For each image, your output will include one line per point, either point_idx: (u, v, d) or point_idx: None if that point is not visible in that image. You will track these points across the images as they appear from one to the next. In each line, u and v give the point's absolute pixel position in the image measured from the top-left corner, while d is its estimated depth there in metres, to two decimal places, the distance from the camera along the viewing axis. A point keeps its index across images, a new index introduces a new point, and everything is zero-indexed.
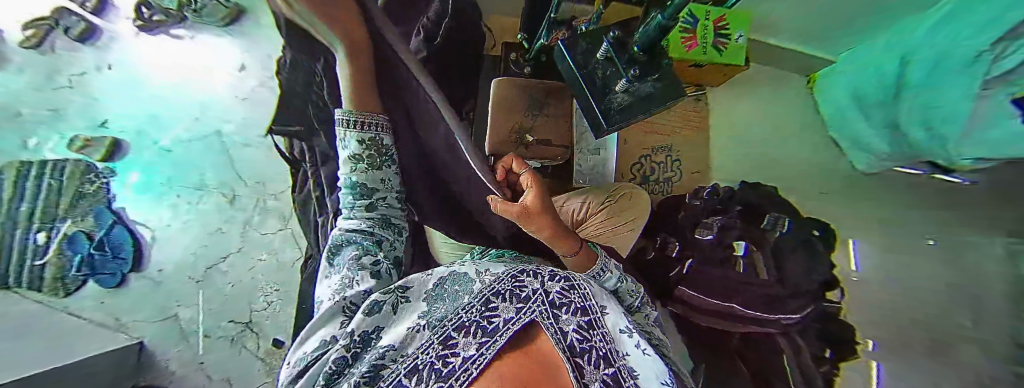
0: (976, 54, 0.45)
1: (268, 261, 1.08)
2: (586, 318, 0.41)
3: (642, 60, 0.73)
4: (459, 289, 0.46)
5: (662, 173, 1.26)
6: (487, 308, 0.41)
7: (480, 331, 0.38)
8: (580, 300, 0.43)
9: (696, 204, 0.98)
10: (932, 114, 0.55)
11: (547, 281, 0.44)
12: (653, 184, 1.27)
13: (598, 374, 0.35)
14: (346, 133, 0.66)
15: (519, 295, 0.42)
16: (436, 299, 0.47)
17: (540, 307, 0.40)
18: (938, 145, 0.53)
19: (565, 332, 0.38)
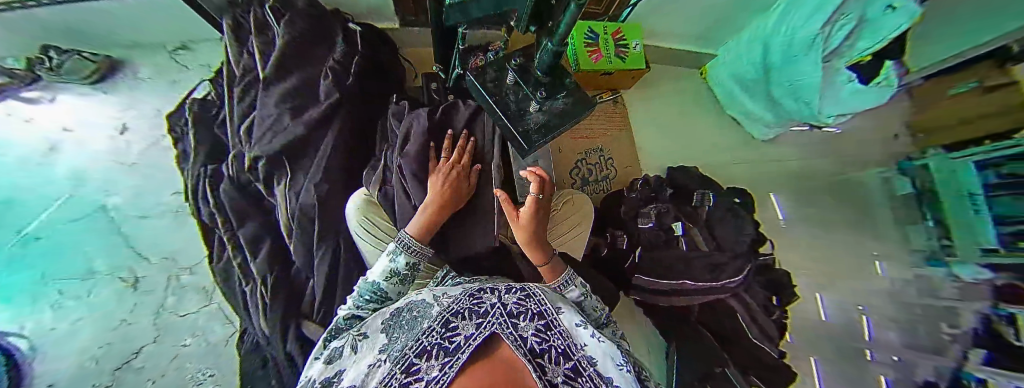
0: (811, 38, 0.64)
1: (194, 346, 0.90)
2: (545, 321, 0.30)
3: (547, 82, 0.59)
4: (420, 317, 0.31)
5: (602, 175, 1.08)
6: (445, 330, 0.26)
7: (441, 352, 0.23)
8: (539, 306, 0.32)
9: (631, 196, 0.90)
10: (794, 84, 0.74)
11: (506, 293, 0.32)
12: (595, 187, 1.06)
13: (559, 372, 0.24)
14: (394, 245, 0.48)
15: (478, 310, 0.29)
16: (396, 329, 0.31)
17: (500, 311, 0.29)
18: (789, 116, 0.83)
19: (526, 338, 0.26)
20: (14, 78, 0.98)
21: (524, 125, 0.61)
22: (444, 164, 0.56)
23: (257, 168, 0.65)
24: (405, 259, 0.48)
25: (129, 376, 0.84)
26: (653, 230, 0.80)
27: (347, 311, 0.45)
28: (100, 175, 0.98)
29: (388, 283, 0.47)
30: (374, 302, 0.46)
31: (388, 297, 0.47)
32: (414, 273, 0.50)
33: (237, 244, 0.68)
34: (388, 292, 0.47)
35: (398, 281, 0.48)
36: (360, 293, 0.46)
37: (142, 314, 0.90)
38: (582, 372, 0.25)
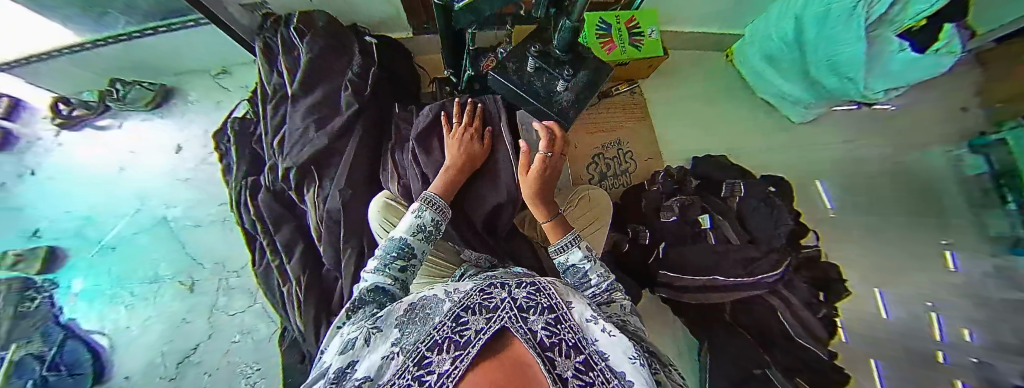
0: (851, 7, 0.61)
1: (242, 342, 0.98)
2: (556, 315, 0.29)
3: (567, 60, 0.65)
4: (431, 312, 0.31)
5: (621, 168, 1.05)
6: (456, 325, 0.27)
7: (451, 347, 0.24)
8: (549, 299, 0.31)
9: (652, 190, 0.86)
10: (833, 59, 0.70)
11: (517, 288, 0.32)
12: (615, 180, 1.03)
13: (569, 365, 0.23)
14: (418, 202, 0.50)
15: (487, 305, 0.29)
16: (409, 321, 0.31)
17: (509, 308, 0.28)
18: (830, 94, 0.78)
19: (535, 332, 0.26)
20: (90, 109, 1.13)
21: (558, 105, 0.65)
22: (458, 130, 0.61)
23: (288, 177, 0.69)
24: (430, 213, 0.48)
25: (190, 368, 0.94)
26: (676, 224, 0.75)
27: (370, 280, 0.41)
28: (159, 191, 1.11)
29: (414, 237, 0.46)
30: (400, 259, 0.44)
31: (413, 254, 0.45)
32: (437, 232, 0.49)
33: (275, 248, 0.74)
34: (413, 248, 0.45)
35: (424, 236, 0.47)
36: (386, 251, 0.44)
37: (197, 314, 0.99)
38: (594, 365, 0.24)
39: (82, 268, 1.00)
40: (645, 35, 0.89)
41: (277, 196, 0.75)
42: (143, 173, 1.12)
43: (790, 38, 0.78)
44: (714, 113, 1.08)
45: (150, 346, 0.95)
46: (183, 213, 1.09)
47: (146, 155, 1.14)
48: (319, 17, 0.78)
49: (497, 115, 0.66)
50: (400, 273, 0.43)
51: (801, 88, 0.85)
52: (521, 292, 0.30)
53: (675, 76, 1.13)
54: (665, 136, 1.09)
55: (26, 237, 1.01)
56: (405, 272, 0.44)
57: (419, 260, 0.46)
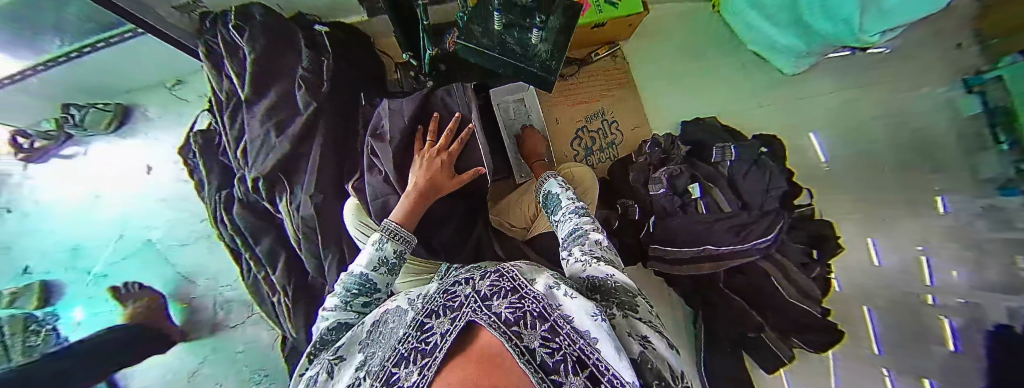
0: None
1: (247, 351, 1.00)
2: (520, 293, 0.27)
3: (534, 6, 0.59)
4: (395, 329, 0.30)
5: (608, 142, 1.01)
6: (417, 334, 0.25)
7: (414, 356, 0.22)
8: (511, 280, 0.29)
9: (640, 161, 0.82)
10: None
11: (479, 279, 0.30)
12: (601, 154, 1.00)
13: (536, 335, 0.21)
14: (378, 233, 0.44)
15: (452, 303, 0.27)
16: (375, 344, 0.30)
17: (471, 301, 0.26)
18: (823, 41, 0.70)
19: (499, 312, 0.23)
20: (50, 137, 1.09)
21: (539, 59, 0.71)
22: (428, 149, 0.54)
23: (258, 187, 0.68)
24: (393, 246, 0.44)
25: (200, 381, 0.98)
26: (666, 196, 0.72)
27: (332, 313, 0.38)
28: (140, 212, 1.09)
29: (378, 272, 0.42)
30: (363, 295, 0.40)
31: (377, 289, 0.42)
32: (403, 261, 0.46)
33: (259, 261, 0.73)
34: (376, 283, 0.41)
35: (388, 270, 0.43)
36: (346, 287, 0.40)
37: (198, 330, 1.01)
38: (559, 330, 0.22)
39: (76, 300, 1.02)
40: None
41: (249, 209, 0.73)
42: (119, 198, 1.10)
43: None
44: (701, 72, 1.03)
45: (161, 364, 0.99)
46: (165, 235, 1.07)
47: (116, 180, 1.11)
48: (258, 11, 0.73)
49: (471, 115, 0.62)
50: (365, 308, 0.40)
51: (792, 35, 0.77)
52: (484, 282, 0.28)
53: (656, 34, 1.07)
54: (650, 102, 1.05)
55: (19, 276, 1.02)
56: (368, 307, 0.41)
57: (384, 293, 0.43)
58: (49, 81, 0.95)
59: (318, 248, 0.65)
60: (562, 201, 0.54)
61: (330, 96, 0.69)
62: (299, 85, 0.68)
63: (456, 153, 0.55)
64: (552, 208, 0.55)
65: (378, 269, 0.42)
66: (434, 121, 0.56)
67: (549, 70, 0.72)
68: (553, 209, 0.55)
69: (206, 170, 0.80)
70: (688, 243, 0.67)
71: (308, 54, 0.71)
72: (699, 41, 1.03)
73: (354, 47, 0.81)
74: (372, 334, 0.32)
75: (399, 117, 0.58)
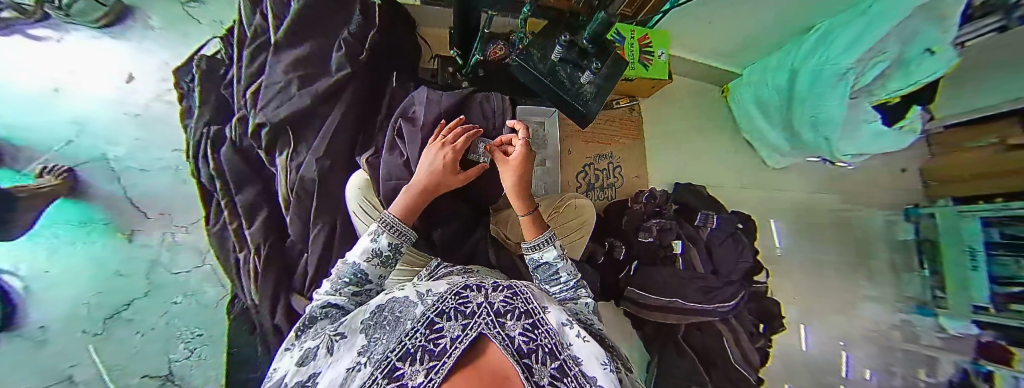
0: (844, 71, 0.66)
1: (184, 304, 0.93)
2: (532, 319, 0.31)
3: (593, 52, 0.68)
4: (401, 319, 0.31)
5: (608, 183, 1.06)
6: (428, 331, 0.27)
7: (426, 356, 0.24)
8: (524, 304, 0.33)
9: (636, 208, 0.87)
10: (818, 117, 0.75)
11: (492, 291, 0.33)
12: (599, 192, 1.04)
13: (547, 372, 0.26)
14: (376, 224, 0.43)
15: (463, 310, 0.29)
16: (379, 328, 0.32)
17: (485, 316, 0.29)
18: (804, 146, 0.83)
19: (514, 338, 0.27)
20: (25, 13, 0.93)
21: (582, 97, 0.74)
22: (437, 139, 0.52)
23: (260, 136, 0.64)
24: (388, 240, 0.42)
25: (119, 326, 0.87)
26: (650, 245, 0.78)
27: (324, 297, 0.40)
28: (100, 119, 0.97)
29: (369, 263, 0.41)
30: (352, 284, 0.41)
31: (368, 280, 0.42)
32: (398, 255, 0.45)
33: (234, 211, 0.68)
34: (368, 275, 0.42)
35: (381, 263, 0.43)
36: (339, 275, 0.40)
37: (134, 267, 0.91)
38: (568, 372, 0.27)
39: None
40: (656, 56, 0.89)
41: (240, 155, 0.68)
42: (70, 98, 0.96)
43: (783, 86, 0.85)
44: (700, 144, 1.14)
45: (75, 294, 0.84)
46: (123, 156, 0.97)
47: (71, 75, 0.97)
48: None
49: (501, 123, 0.62)
50: (356, 296, 0.41)
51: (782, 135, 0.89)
52: (497, 299, 0.31)
53: (672, 99, 1.17)
54: (653, 156, 1.13)
55: None
56: (358, 296, 0.42)
57: (376, 285, 0.43)
58: None
59: (308, 215, 0.62)
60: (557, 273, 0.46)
61: (367, 68, 0.69)
62: (338, 47, 0.67)
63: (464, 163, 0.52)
64: (541, 272, 0.47)
65: (370, 259, 0.42)
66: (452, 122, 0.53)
67: (586, 106, 0.75)
68: (544, 273, 0.47)
69: (202, 100, 0.74)
70: (663, 291, 0.71)
71: (358, 22, 0.71)
72: (705, 117, 1.15)
73: (404, 30, 0.82)
74: (377, 314, 0.34)
75: (436, 105, 0.59)
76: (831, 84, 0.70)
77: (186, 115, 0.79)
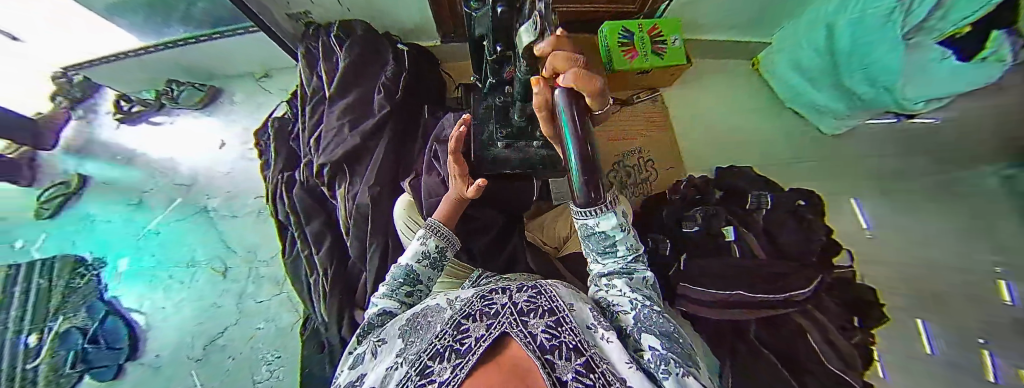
0: (889, 12, 0.75)
1: (266, 328, 1.09)
2: (556, 317, 0.30)
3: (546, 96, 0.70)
4: (431, 324, 0.35)
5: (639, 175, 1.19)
6: (456, 335, 0.30)
7: (452, 355, 0.27)
8: (548, 302, 0.32)
9: (675, 201, 0.90)
10: (869, 68, 0.84)
11: (515, 292, 0.34)
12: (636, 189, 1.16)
13: (572, 368, 0.23)
14: (424, 230, 0.53)
15: (488, 310, 0.32)
16: (413, 335, 0.35)
17: (506, 315, 0.30)
18: (865, 105, 0.90)
19: (537, 334, 0.27)
20: (148, 105, 1.37)
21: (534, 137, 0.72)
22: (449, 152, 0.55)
23: (322, 173, 0.82)
24: (435, 242, 0.52)
25: (215, 351, 1.07)
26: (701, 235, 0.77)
27: (380, 303, 0.47)
28: (204, 180, 1.29)
29: (419, 265, 0.51)
30: (405, 284, 0.49)
31: (419, 280, 0.51)
32: (442, 258, 0.54)
33: (305, 240, 0.84)
34: (419, 274, 0.50)
35: (428, 263, 0.52)
36: (394, 277, 0.50)
37: (226, 300, 1.13)
38: (594, 368, 0.24)
39: (128, 249, 1.22)
40: (669, 44, 1.06)
41: (320, 197, 0.85)
42: (186, 168, 1.31)
43: (822, 45, 0.94)
44: (718, 119, 1.29)
45: (181, 325, 1.11)
46: (217, 209, 1.25)
47: (182, 153, 1.34)
48: (358, 26, 0.97)
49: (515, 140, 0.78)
50: (406, 297, 0.49)
51: (833, 101, 0.98)
52: (519, 299, 0.32)
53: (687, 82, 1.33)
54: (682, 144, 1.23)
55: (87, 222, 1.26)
56: (411, 297, 0.50)
57: (424, 285, 0.52)
58: (168, 59, 1.25)
59: (364, 234, 0.75)
60: (615, 245, 0.41)
61: (402, 102, 0.88)
62: (379, 90, 0.88)
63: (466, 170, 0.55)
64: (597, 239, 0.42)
65: (421, 263, 0.52)
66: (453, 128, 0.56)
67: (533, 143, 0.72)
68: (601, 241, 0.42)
69: (281, 151, 0.95)
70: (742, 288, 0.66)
71: (391, 66, 0.92)
72: (717, 99, 1.30)
73: (430, 67, 1.02)
74: (411, 326, 0.37)
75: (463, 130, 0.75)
76: (872, 44, 0.81)
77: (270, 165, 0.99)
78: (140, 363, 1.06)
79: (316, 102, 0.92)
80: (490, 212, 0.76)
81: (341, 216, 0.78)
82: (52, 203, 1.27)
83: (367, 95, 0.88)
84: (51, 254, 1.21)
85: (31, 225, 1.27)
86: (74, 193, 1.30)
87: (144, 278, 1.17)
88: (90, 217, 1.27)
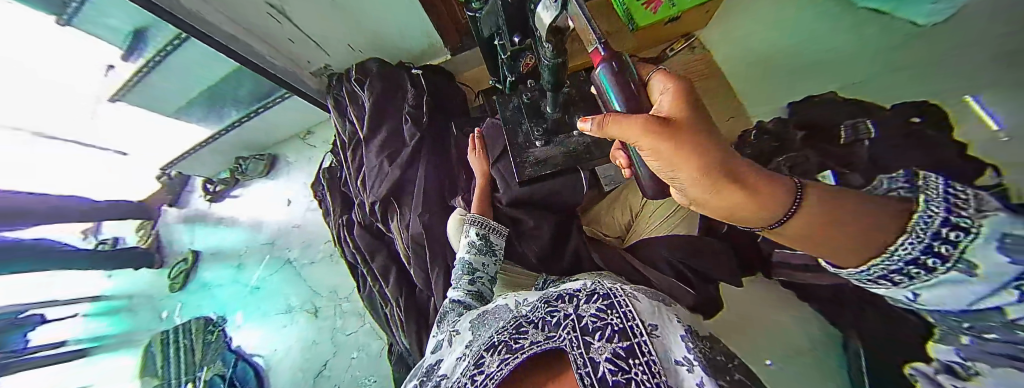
0: None
1: (359, 356, 1.21)
2: (627, 343, 0.30)
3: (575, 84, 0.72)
4: (496, 324, 0.41)
5: None
6: (513, 334, 0.36)
7: (504, 350, 0.34)
8: (622, 322, 0.32)
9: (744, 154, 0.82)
10: None
11: (584, 305, 0.35)
12: None
13: None
14: (469, 224, 0.65)
15: (552, 321, 0.34)
16: (482, 327, 0.43)
17: (569, 330, 0.33)
18: None
19: (599, 364, 0.28)
20: (228, 183, 1.61)
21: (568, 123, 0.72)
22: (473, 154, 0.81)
23: (374, 210, 0.89)
24: (477, 229, 0.64)
25: (323, 381, 1.22)
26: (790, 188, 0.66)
27: (452, 295, 0.57)
28: (282, 235, 1.47)
29: (471, 254, 0.62)
30: (466, 274, 0.59)
31: (474, 269, 0.60)
32: (488, 244, 0.64)
33: (374, 274, 0.91)
34: (472, 262, 0.61)
35: (477, 251, 0.62)
36: (457, 269, 0.61)
37: (322, 337, 1.28)
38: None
39: (237, 305, 1.44)
40: None
41: (381, 232, 0.91)
42: (266, 228, 1.51)
43: None
44: None
45: (292, 364, 1.28)
46: (298, 258, 1.42)
47: (260, 216, 1.54)
48: (374, 65, 1.02)
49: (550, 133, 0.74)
50: (470, 285, 0.58)
51: None
52: (585, 315, 0.33)
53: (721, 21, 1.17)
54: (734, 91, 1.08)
55: (206, 287, 1.52)
56: (472, 284, 0.58)
57: (483, 272, 0.61)
58: (236, 139, 1.46)
59: (424, 261, 0.79)
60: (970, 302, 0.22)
61: (428, 126, 0.92)
62: (406, 120, 0.92)
63: (496, 165, 0.78)
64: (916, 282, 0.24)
65: (472, 250, 0.63)
66: (474, 138, 0.82)
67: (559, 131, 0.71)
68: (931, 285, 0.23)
69: (337, 197, 1.04)
70: None
71: (412, 94, 0.96)
72: None
73: (449, 84, 1.04)
74: (484, 317, 0.45)
75: (499, 138, 0.80)
76: None
77: (330, 210, 1.08)
78: None
79: (355, 145, 0.98)
80: (544, 213, 0.75)
81: (403, 246, 0.84)
82: (179, 276, 1.56)
83: (399, 127, 0.93)
84: (188, 318, 1.49)
85: (168, 298, 1.58)
86: (192, 266, 1.57)
87: (256, 326, 1.38)
88: (206, 283, 1.54)
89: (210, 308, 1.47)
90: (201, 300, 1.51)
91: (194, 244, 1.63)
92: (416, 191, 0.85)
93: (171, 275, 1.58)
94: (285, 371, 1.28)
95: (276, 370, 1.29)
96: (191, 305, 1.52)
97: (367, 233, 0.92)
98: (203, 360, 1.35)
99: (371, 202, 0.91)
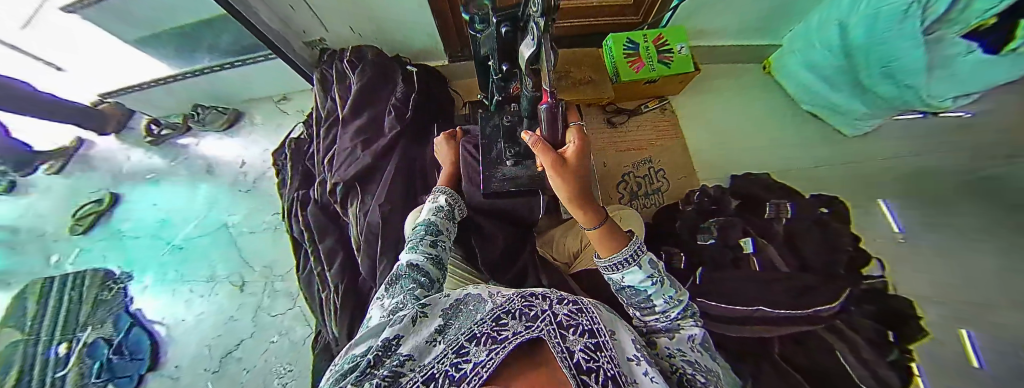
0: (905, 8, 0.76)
1: (279, 342, 1.11)
2: (597, 341, 0.21)
3: None
4: (455, 319, 0.27)
5: (648, 185, 1.18)
6: (493, 324, 0.22)
7: (487, 338, 0.20)
8: (591, 323, 0.24)
9: (688, 210, 0.99)
10: (888, 65, 0.87)
11: (556, 301, 0.25)
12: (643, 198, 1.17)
13: None
14: (437, 194, 0.66)
15: (529, 310, 0.23)
16: (446, 319, 0.28)
17: (548, 321, 0.22)
18: (888, 105, 0.96)
19: (571, 353, 0.19)
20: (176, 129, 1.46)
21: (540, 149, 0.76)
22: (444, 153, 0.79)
23: (335, 191, 0.85)
24: (445, 197, 0.65)
25: (231, 363, 1.09)
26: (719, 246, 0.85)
27: (408, 259, 0.47)
28: (225, 196, 1.35)
29: (437, 216, 0.60)
30: (428, 235, 0.54)
31: (441, 231, 0.56)
32: (452, 214, 0.64)
33: (318, 254, 0.86)
34: (438, 225, 0.57)
35: (444, 215, 0.61)
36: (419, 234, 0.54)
37: (243, 314, 1.16)
38: None
39: (151, 262, 1.28)
40: (675, 52, 1.06)
41: (337, 213, 0.88)
42: (210, 185, 1.38)
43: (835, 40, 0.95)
44: (731, 128, 1.27)
45: (199, 339, 1.14)
46: (238, 224, 1.30)
47: (206, 171, 1.40)
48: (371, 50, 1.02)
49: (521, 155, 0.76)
50: (432, 247, 0.51)
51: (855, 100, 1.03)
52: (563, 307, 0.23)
53: (697, 91, 1.33)
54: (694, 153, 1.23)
55: (117, 235, 1.34)
56: (434, 246, 0.52)
57: (445, 236, 0.56)
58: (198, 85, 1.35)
59: (374, 250, 0.76)
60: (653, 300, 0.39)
61: (412, 120, 0.93)
62: (390, 111, 0.92)
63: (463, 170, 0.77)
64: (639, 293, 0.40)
65: (438, 215, 0.60)
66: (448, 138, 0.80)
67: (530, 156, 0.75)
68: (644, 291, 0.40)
69: (297, 168, 0.99)
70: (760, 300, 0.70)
71: (401, 87, 0.97)
72: (730, 108, 1.29)
73: (441, 88, 1.06)
74: (438, 312, 0.30)
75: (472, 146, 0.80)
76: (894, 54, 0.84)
77: (286, 182, 1.02)
78: (158, 373, 1.10)
79: (331, 122, 0.96)
80: (502, 226, 0.78)
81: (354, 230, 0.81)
82: (87, 220, 1.36)
83: (380, 115, 0.93)
84: (84, 268, 1.29)
85: (64, 240, 1.36)
86: (106, 210, 1.38)
87: (166, 290, 1.23)
88: (118, 231, 1.36)
89: (114, 261, 1.30)
90: (105, 250, 1.32)
91: (116, 185, 1.44)
92: (383, 180, 0.84)
93: (77, 213, 1.37)
94: (189, 345, 1.13)
95: (177, 343, 1.14)
96: (91, 252, 1.32)
97: (321, 212, 0.88)
98: (90, 319, 1.18)
99: (333, 182, 0.87)
